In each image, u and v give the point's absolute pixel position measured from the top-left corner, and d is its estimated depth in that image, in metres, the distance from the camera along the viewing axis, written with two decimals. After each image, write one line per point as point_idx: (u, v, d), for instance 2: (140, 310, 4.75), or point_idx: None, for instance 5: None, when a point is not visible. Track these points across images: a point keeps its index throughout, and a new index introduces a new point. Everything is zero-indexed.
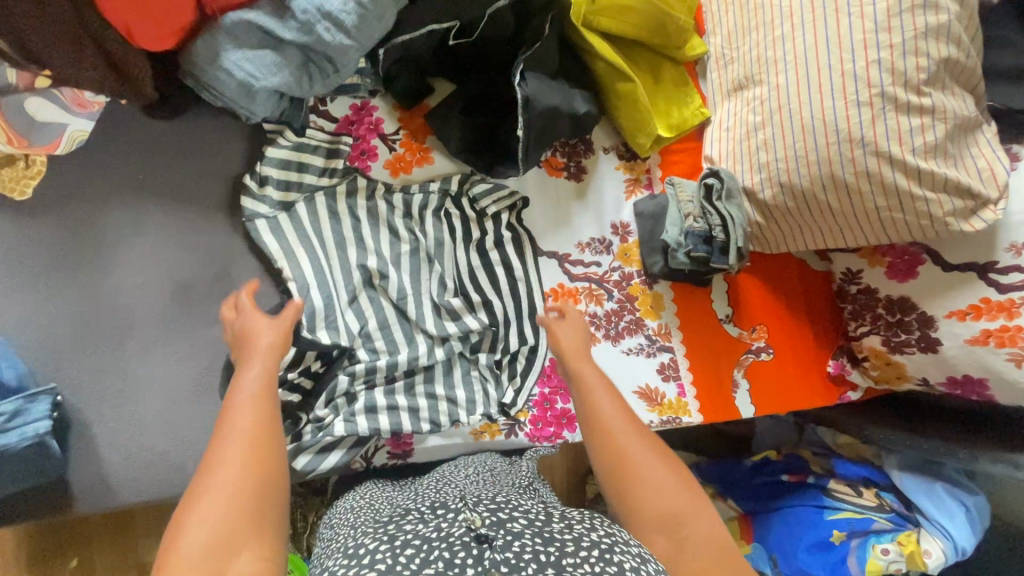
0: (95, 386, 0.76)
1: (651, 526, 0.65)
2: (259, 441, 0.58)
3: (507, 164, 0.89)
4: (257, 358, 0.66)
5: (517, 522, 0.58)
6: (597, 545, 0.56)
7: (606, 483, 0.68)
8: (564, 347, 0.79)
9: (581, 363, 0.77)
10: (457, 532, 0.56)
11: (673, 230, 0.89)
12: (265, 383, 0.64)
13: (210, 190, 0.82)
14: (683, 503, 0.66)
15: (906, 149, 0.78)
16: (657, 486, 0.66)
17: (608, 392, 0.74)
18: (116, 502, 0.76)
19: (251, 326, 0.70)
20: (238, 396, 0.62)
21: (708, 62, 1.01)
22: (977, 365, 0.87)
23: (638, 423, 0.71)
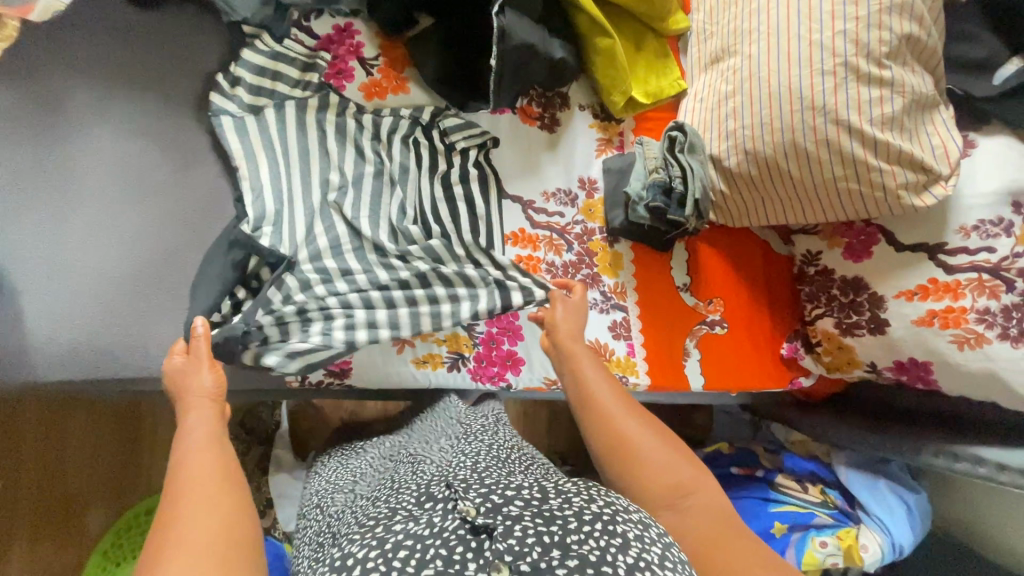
0: (28, 253, 0.74)
1: (657, 499, 0.66)
2: (224, 480, 0.60)
3: (479, 99, 0.90)
4: (197, 407, 0.68)
5: (513, 505, 0.54)
6: (600, 516, 0.53)
7: (608, 461, 0.70)
8: (563, 331, 0.80)
9: (576, 344, 0.78)
10: (452, 524, 0.51)
11: (637, 184, 0.90)
12: (210, 433, 0.65)
13: (181, 83, 0.82)
14: (685, 476, 0.68)
15: (865, 119, 0.80)
16: (659, 462, 0.68)
17: (603, 375, 0.75)
18: (32, 377, 0.73)
19: (191, 382, 0.69)
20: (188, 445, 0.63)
21: (689, 38, 1.04)
22: (922, 348, 0.88)
23: (634, 404, 0.73)
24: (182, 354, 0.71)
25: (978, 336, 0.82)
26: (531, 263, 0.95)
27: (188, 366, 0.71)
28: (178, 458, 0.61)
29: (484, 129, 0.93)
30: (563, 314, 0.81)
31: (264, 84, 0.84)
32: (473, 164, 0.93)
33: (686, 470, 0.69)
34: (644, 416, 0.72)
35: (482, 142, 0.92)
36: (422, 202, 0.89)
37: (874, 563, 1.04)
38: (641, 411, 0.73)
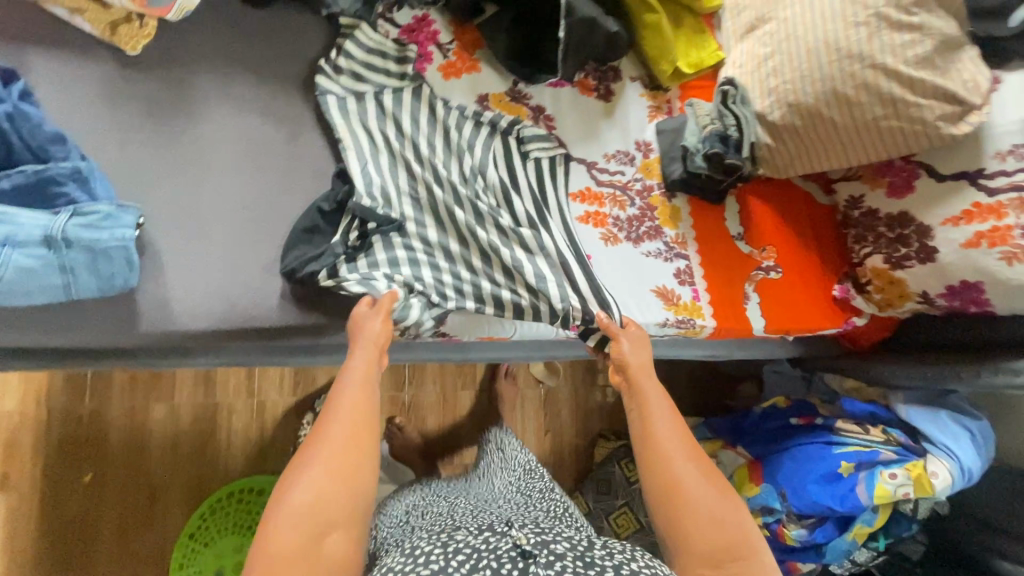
0: (170, 217, 0.84)
1: (701, 556, 0.74)
2: (359, 441, 0.70)
3: (547, 72, 1.00)
4: (362, 354, 0.77)
5: (559, 545, 0.65)
6: (637, 575, 0.63)
7: (660, 509, 0.77)
8: (633, 365, 0.86)
9: (645, 384, 0.85)
10: (505, 547, 0.64)
11: (693, 138, 1.01)
12: (365, 387, 0.74)
13: (287, 68, 0.93)
14: (733, 540, 0.75)
15: (900, 62, 0.90)
16: (714, 524, 0.75)
17: (671, 418, 0.82)
18: (175, 326, 0.83)
19: (366, 331, 0.79)
20: (345, 397, 0.72)
21: (723, 14, 1.14)
22: (972, 269, 0.95)
23: (700, 459, 0.79)
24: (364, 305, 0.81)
25: None
26: (597, 218, 1.03)
27: (366, 318, 0.81)
28: (335, 403, 0.72)
29: (554, 142, 1.02)
30: (628, 347, 0.88)
31: (360, 68, 0.94)
32: (535, 164, 1.01)
33: (737, 533, 0.75)
34: (706, 470, 0.78)
35: (552, 156, 1.02)
36: (503, 196, 0.95)
37: (944, 490, 1.08)
38: (706, 467, 0.79)
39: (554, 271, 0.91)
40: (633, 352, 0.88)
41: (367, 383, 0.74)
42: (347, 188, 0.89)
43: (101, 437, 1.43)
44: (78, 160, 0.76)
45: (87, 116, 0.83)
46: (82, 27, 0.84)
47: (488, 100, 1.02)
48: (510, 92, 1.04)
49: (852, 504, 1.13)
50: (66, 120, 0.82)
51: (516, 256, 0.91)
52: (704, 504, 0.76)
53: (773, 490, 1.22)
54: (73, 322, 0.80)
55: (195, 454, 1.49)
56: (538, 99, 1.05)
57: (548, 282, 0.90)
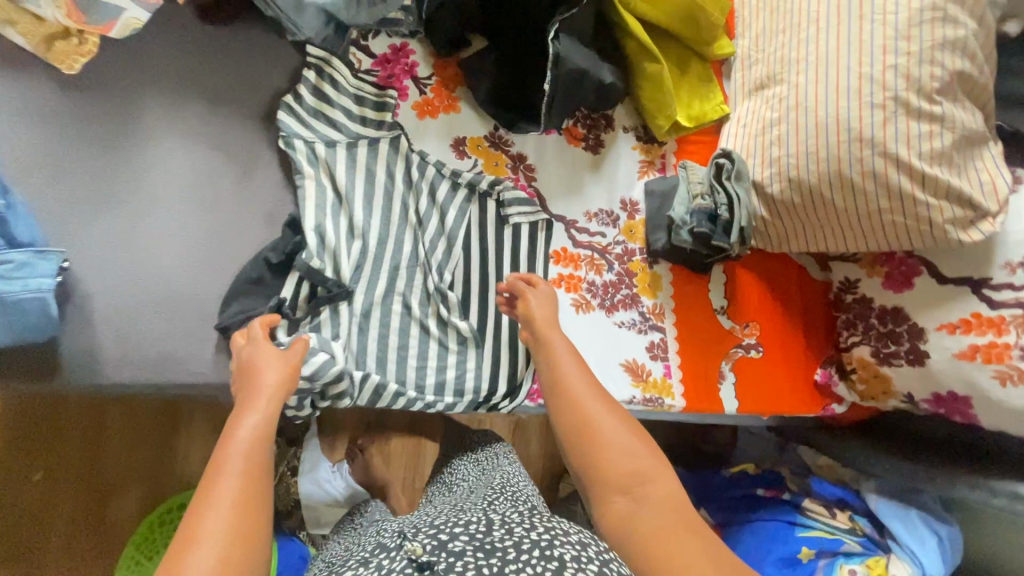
0: (103, 260, 0.78)
1: (610, 484, 0.67)
2: (249, 498, 0.59)
3: (529, 120, 0.92)
4: (261, 404, 0.67)
5: (458, 542, 0.56)
6: (537, 543, 0.56)
7: (571, 448, 0.71)
8: (539, 316, 0.82)
9: (553, 332, 0.79)
10: (398, 564, 0.54)
11: (681, 209, 0.92)
12: (262, 437, 0.65)
13: (245, 97, 0.85)
14: (644, 463, 0.67)
15: (913, 154, 0.81)
16: (621, 449, 0.68)
17: (576, 364, 0.76)
18: (101, 378, 0.77)
19: (259, 372, 0.70)
20: (231, 455, 0.61)
21: (734, 62, 1.04)
22: (963, 382, 0.88)
23: (606, 396, 0.73)
24: (245, 338, 0.74)
25: (1022, 372, 0.82)
26: (571, 282, 0.96)
27: (266, 360, 0.72)
28: (218, 465, 0.60)
29: (537, 206, 0.94)
30: (536, 304, 0.83)
31: (323, 104, 0.86)
32: (510, 227, 0.94)
33: (647, 457, 0.68)
34: (611, 403, 0.73)
35: (533, 222, 0.94)
36: (462, 270, 0.91)
37: None
38: (604, 392, 0.74)
39: (483, 381, 0.91)
40: (540, 303, 0.83)
41: (265, 433, 0.65)
42: (296, 240, 0.83)
43: (51, 433, 1.36)
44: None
45: (15, 141, 0.75)
46: (13, 39, 0.75)
47: (465, 145, 0.94)
48: (490, 136, 0.95)
49: None
50: None
51: (468, 345, 0.91)
52: (611, 429, 0.70)
53: None
54: None
55: (150, 460, 1.42)
56: (520, 146, 0.96)
57: (483, 377, 0.91)
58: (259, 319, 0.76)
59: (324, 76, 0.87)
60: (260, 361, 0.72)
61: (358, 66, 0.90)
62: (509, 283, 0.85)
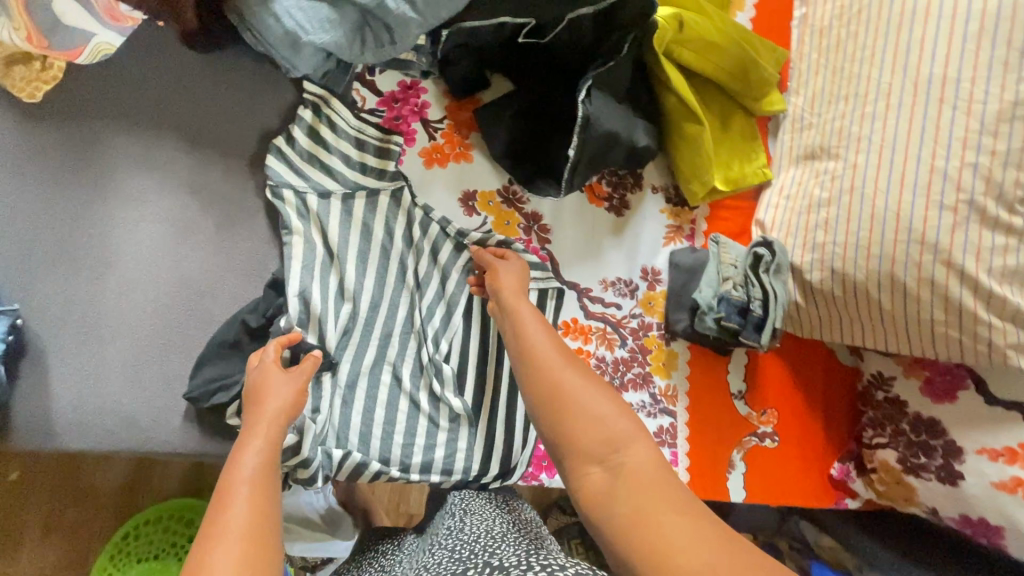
0: (68, 314, 0.71)
1: (583, 452, 0.55)
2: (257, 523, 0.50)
3: (548, 180, 0.82)
4: (261, 430, 0.60)
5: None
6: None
7: (542, 420, 0.59)
8: (508, 288, 0.72)
9: (520, 300, 0.70)
10: None
11: (708, 291, 0.83)
12: (269, 461, 0.58)
13: (232, 137, 0.76)
14: (619, 427, 0.55)
15: (982, 269, 0.71)
16: (594, 414, 0.57)
17: (546, 330, 0.67)
18: (52, 444, 0.70)
19: (269, 391, 0.65)
20: (236, 482, 0.54)
21: (783, 122, 0.94)
22: (997, 512, 0.80)
23: (574, 359, 0.63)
24: (256, 358, 0.68)
25: None
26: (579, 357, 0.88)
27: (281, 382, 0.66)
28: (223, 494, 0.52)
29: (548, 272, 0.84)
30: (503, 274, 0.74)
31: (320, 149, 0.76)
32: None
33: (623, 420, 0.56)
34: (584, 369, 0.62)
35: (544, 289, 0.83)
36: (462, 339, 0.83)
37: None
38: (572, 357, 0.63)
39: (474, 462, 0.82)
40: (507, 272, 0.74)
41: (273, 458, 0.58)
42: (279, 302, 0.75)
43: None
44: None
45: None
46: None
47: (476, 200, 0.85)
48: (502, 191, 0.85)
49: None
50: None
51: (461, 420, 0.83)
52: (581, 392, 0.59)
53: None
54: None
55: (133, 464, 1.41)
56: (536, 204, 0.87)
57: (473, 458, 0.82)
58: (275, 341, 0.69)
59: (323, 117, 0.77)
60: (271, 381, 0.66)
61: (361, 105, 0.81)
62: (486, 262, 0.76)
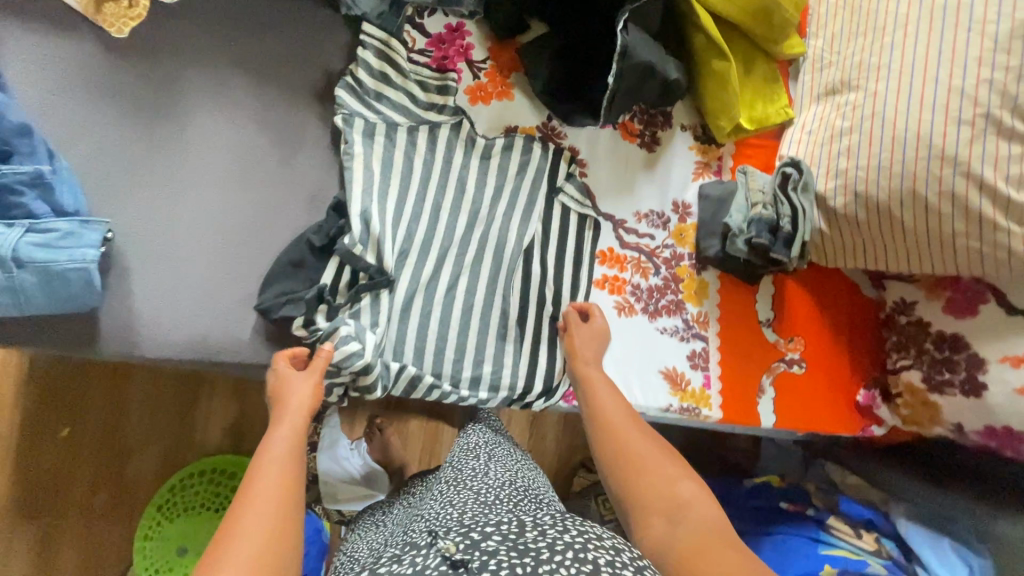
0: (146, 235, 0.76)
1: (647, 506, 0.64)
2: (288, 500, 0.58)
3: (586, 112, 0.87)
4: (288, 418, 0.67)
5: (490, 541, 0.56)
6: (571, 546, 0.55)
7: (610, 475, 0.69)
8: (580, 353, 0.84)
9: (591, 366, 0.81)
10: (433, 561, 0.54)
11: (738, 215, 0.88)
12: (295, 444, 0.65)
13: (296, 73, 0.82)
14: (682, 488, 0.65)
15: (1000, 177, 0.76)
16: (661, 476, 0.66)
17: (615, 395, 0.77)
18: (138, 352, 0.76)
19: (290, 390, 0.71)
20: (265, 459, 0.61)
21: (804, 64, 0.99)
22: (1020, 417, 0.84)
23: (639, 423, 0.73)
24: (280, 357, 0.75)
25: None
26: (615, 284, 0.94)
27: (301, 383, 0.72)
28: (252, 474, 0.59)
29: (587, 200, 0.92)
30: (581, 340, 0.85)
31: (375, 83, 0.83)
32: (557, 216, 0.91)
33: (688, 484, 0.65)
34: (652, 433, 0.71)
35: (582, 217, 0.91)
36: (507, 267, 0.89)
37: None
38: (641, 423, 0.73)
39: (520, 378, 0.89)
40: (585, 340, 0.85)
41: (299, 440, 0.65)
42: (340, 224, 0.81)
43: (83, 392, 1.41)
44: (43, 163, 0.68)
45: (57, 108, 0.73)
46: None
47: (517, 133, 0.90)
48: (542, 127, 0.91)
49: None
50: (33, 106, 0.72)
51: (506, 340, 0.89)
52: (649, 454, 0.68)
53: None
54: (26, 335, 0.73)
55: (178, 418, 1.48)
56: (573, 139, 0.93)
57: (519, 373, 0.89)
58: (285, 354, 0.75)
59: (381, 57, 0.83)
60: (294, 382, 0.72)
61: (411, 46, 0.87)
62: (566, 315, 0.87)
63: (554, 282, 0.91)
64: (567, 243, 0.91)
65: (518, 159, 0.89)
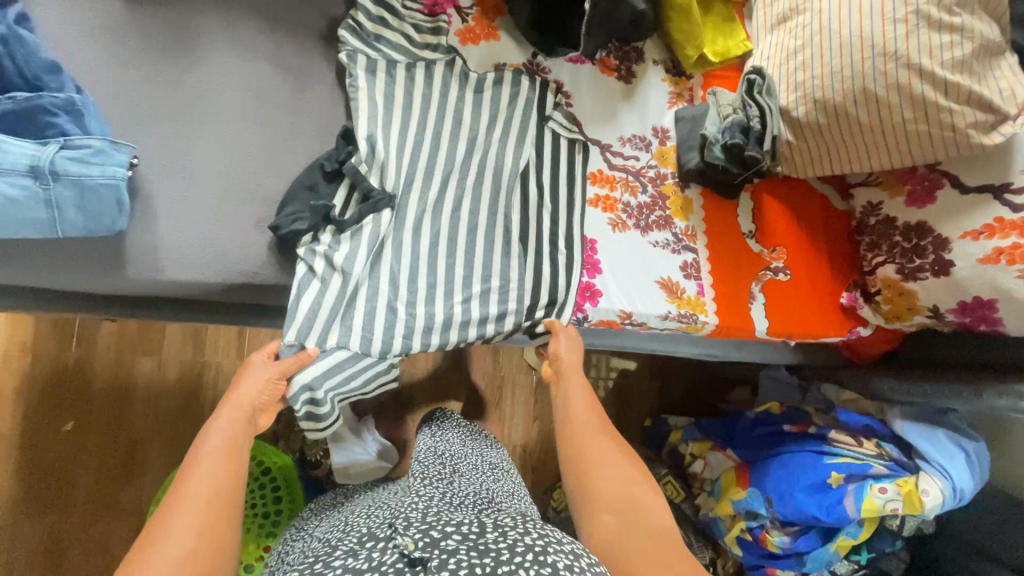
0: (168, 164, 0.81)
1: (600, 503, 0.70)
2: (217, 515, 0.61)
3: (568, 45, 0.97)
4: (226, 410, 0.72)
5: (450, 540, 0.57)
6: (531, 549, 0.56)
7: (569, 475, 0.75)
8: (564, 359, 0.89)
9: (575, 374, 0.87)
10: (390, 559, 0.56)
11: (713, 127, 0.97)
12: (235, 438, 0.70)
13: (301, 20, 0.90)
14: (635, 492, 0.70)
15: (936, 63, 0.86)
16: (617, 480, 0.72)
17: (589, 401, 0.84)
18: (163, 273, 0.80)
19: (245, 386, 0.76)
20: (206, 452, 0.66)
21: (755, 3, 1.10)
22: (989, 286, 0.92)
23: (606, 431, 0.79)
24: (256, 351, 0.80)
25: None
26: (606, 203, 1.01)
27: (260, 370, 0.78)
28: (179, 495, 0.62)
29: (575, 127, 1.00)
30: (565, 345, 0.90)
31: (373, 25, 0.91)
32: (548, 141, 0.98)
33: (642, 492, 0.70)
34: (620, 447, 0.77)
35: (572, 141, 0.99)
36: (503, 190, 0.95)
37: (934, 510, 1.06)
38: (611, 433, 0.79)
39: (528, 290, 0.93)
40: (569, 347, 0.90)
41: (239, 436, 0.70)
42: (348, 149, 0.86)
43: (86, 389, 1.36)
44: (73, 93, 0.73)
45: (87, 53, 0.79)
46: None
47: (506, 68, 0.98)
48: (528, 64, 1.00)
49: (838, 516, 1.10)
50: (65, 50, 0.79)
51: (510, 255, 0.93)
52: (611, 462, 0.74)
53: (759, 496, 1.19)
54: (54, 259, 0.76)
55: (183, 414, 1.40)
56: (557, 74, 1.01)
57: (526, 285, 0.93)
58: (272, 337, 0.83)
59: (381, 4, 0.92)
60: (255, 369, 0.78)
61: None
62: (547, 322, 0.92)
63: (551, 201, 0.97)
64: (560, 165, 0.98)
65: (510, 89, 0.97)
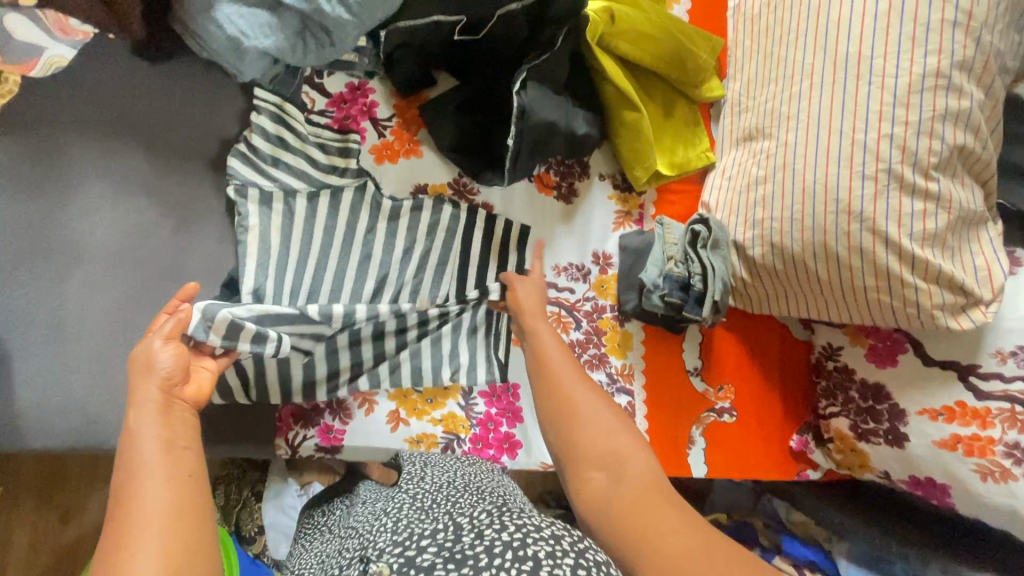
0: (28, 319, 0.71)
1: (585, 459, 0.63)
2: (178, 522, 0.48)
3: (494, 170, 0.86)
4: (146, 403, 0.56)
5: (426, 556, 0.50)
6: (509, 544, 0.49)
7: (549, 430, 0.68)
8: (527, 307, 0.81)
9: (538, 319, 0.79)
10: None
11: (653, 270, 0.87)
12: (173, 441, 0.54)
13: (189, 143, 0.79)
14: (620, 441, 0.63)
15: (904, 233, 0.74)
16: (598, 427, 0.65)
17: (561, 347, 0.75)
18: (20, 443, 0.70)
19: (144, 390, 0.57)
20: (138, 471, 0.51)
21: (723, 106, 0.98)
22: (942, 470, 0.83)
23: (586, 376, 0.71)
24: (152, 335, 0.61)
25: (1004, 471, 0.77)
26: None
27: (166, 354, 0.60)
28: (122, 534, 0.46)
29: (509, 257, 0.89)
30: (524, 293, 0.83)
31: (267, 151, 0.80)
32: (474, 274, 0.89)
33: (625, 436, 0.64)
34: (594, 388, 0.70)
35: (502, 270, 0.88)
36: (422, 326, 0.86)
37: None
38: (582, 372, 0.72)
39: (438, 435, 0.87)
40: (526, 292, 0.83)
41: (176, 436, 0.55)
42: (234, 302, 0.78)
43: None
44: None
45: None
46: None
47: (427, 191, 0.88)
48: (452, 183, 0.89)
49: None
50: None
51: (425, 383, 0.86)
52: (586, 406, 0.67)
53: None
54: None
55: (55, 511, 1.08)
56: (487, 195, 0.91)
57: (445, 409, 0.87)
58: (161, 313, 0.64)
59: (283, 124, 0.81)
60: (149, 349, 0.60)
61: (311, 107, 0.85)
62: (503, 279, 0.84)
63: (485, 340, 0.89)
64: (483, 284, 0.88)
65: (433, 215, 0.87)
